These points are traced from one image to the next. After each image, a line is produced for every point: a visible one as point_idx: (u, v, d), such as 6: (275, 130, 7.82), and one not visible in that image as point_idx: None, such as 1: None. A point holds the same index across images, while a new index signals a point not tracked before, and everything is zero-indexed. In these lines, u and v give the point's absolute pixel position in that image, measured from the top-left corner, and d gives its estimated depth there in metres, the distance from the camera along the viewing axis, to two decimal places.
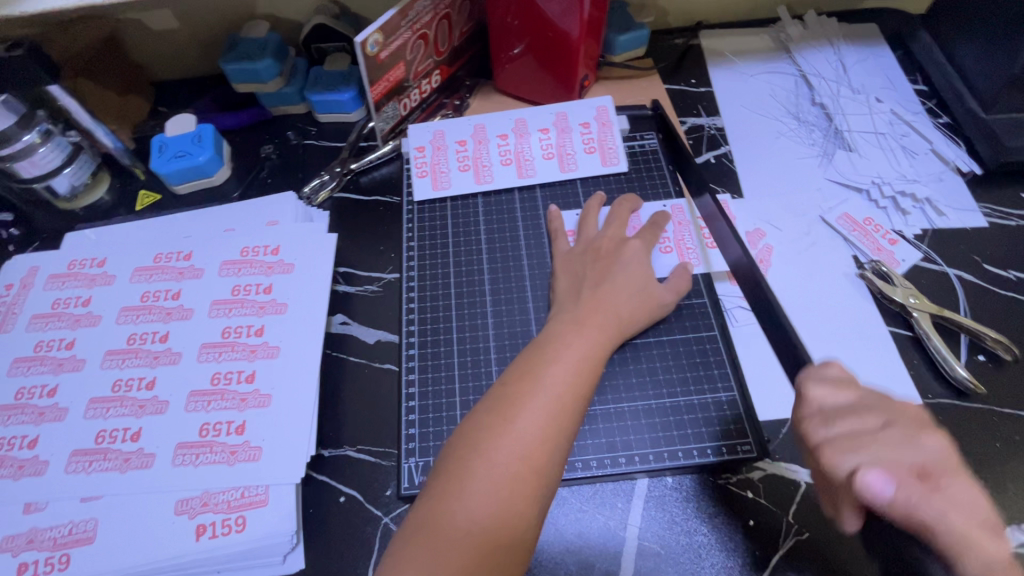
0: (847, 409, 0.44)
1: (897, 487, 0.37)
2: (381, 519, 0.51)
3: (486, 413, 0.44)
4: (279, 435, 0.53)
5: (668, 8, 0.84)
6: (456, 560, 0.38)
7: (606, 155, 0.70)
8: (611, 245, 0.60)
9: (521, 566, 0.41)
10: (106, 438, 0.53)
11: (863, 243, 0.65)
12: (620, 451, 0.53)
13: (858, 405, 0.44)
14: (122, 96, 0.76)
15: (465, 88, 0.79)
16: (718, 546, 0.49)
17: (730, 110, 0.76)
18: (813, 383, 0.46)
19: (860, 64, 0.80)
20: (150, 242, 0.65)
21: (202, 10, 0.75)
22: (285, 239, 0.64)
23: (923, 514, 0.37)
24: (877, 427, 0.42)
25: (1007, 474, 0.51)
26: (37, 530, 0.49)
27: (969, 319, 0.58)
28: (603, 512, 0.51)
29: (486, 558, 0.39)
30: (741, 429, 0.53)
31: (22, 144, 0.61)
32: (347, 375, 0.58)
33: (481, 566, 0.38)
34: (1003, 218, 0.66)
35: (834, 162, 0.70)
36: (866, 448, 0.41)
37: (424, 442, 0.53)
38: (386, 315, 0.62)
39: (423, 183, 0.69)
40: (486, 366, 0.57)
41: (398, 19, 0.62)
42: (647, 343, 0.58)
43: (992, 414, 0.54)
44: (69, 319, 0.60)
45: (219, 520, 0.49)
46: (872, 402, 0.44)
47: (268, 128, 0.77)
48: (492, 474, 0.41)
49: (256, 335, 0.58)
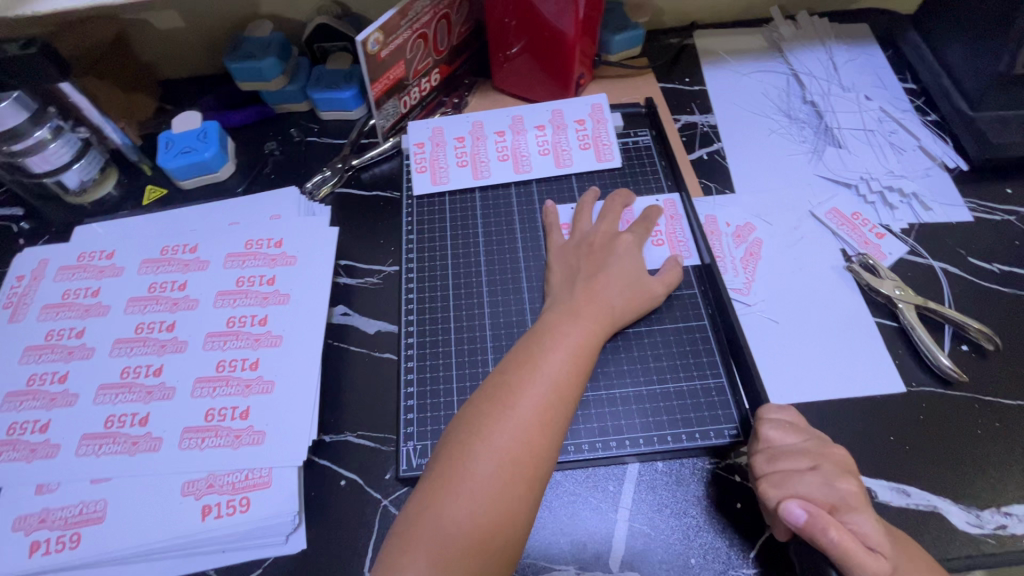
0: (787, 448, 0.47)
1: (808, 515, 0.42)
2: (381, 502, 0.53)
3: (486, 399, 0.46)
4: (281, 420, 0.55)
5: (663, 8, 0.85)
6: (459, 538, 0.40)
7: (601, 151, 0.72)
8: (605, 238, 0.61)
9: (521, 545, 0.42)
10: (115, 423, 0.55)
11: (851, 237, 0.66)
12: (612, 436, 0.54)
13: (798, 445, 0.48)
14: (127, 94, 0.78)
15: (464, 86, 0.81)
16: (706, 528, 0.51)
17: (723, 108, 0.78)
18: (767, 422, 0.50)
19: (851, 63, 0.81)
20: (156, 235, 0.67)
21: (207, 10, 0.77)
22: (288, 232, 0.66)
23: (826, 538, 0.42)
24: (806, 468, 0.46)
25: (987, 459, 0.53)
26: (49, 510, 0.51)
27: (953, 310, 0.60)
28: (595, 495, 0.53)
29: (486, 536, 0.40)
30: (729, 415, 0.55)
31: (35, 140, 0.63)
32: (348, 363, 0.60)
33: (483, 544, 0.40)
34: (988, 212, 0.68)
35: (823, 158, 0.72)
36: (791, 485, 0.46)
37: (422, 428, 0.55)
38: (386, 305, 0.64)
39: (422, 178, 0.71)
40: (483, 355, 0.59)
41: (398, 19, 0.64)
42: (639, 333, 0.60)
43: (973, 401, 0.55)
44: (79, 308, 0.62)
45: (224, 501, 0.51)
46: (810, 445, 0.48)
47: (272, 125, 0.79)
48: (493, 457, 0.43)
49: (260, 325, 0.60)
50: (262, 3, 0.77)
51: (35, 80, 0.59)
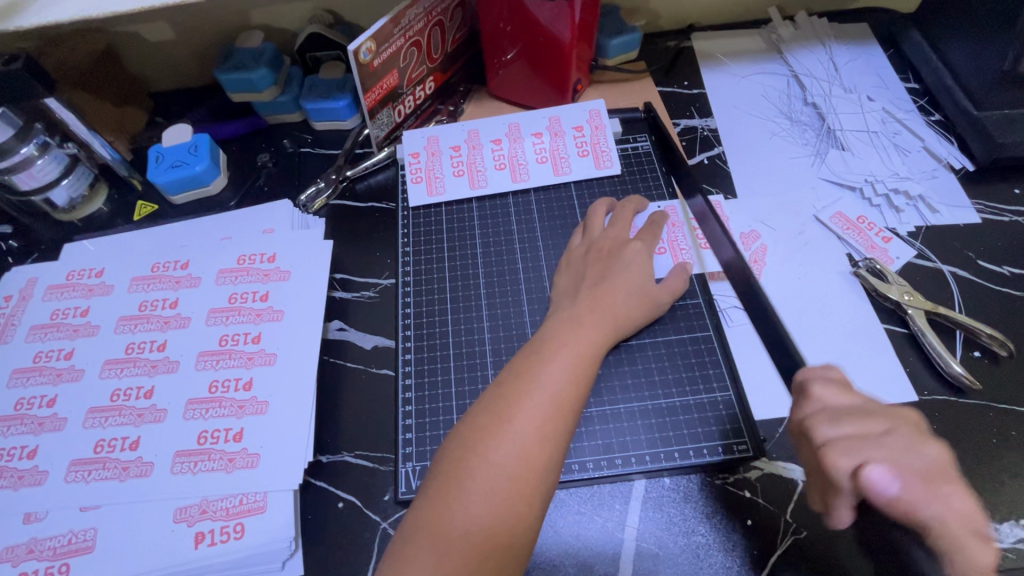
0: (851, 411, 0.42)
1: (900, 486, 0.37)
2: (380, 525, 0.51)
3: (483, 412, 0.44)
4: (276, 442, 0.53)
5: (659, 11, 0.84)
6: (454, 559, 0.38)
7: (599, 158, 0.70)
8: (613, 245, 0.59)
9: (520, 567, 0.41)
10: (105, 447, 0.53)
11: (857, 241, 0.65)
12: (617, 452, 0.53)
13: (863, 408, 0.42)
14: (119, 107, 0.76)
15: (459, 94, 0.79)
16: (716, 547, 0.49)
17: (723, 112, 0.77)
18: (819, 384, 0.46)
19: (852, 63, 0.80)
20: (147, 251, 0.66)
21: (197, 20, 0.76)
22: (281, 246, 0.65)
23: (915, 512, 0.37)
24: (881, 432, 0.41)
25: (1005, 470, 0.51)
26: (36, 540, 0.49)
27: (965, 316, 0.58)
28: (600, 514, 0.51)
29: (483, 560, 0.39)
30: (736, 429, 0.53)
31: (21, 157, 0.62)
32: (345, 381, 0.59)
33: (479, 567, 0.38)
34: (996, 214, 0.67)
35: (826, 161, 0.71)
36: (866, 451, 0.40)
37: (421, 447, 0.53)
38: (383, 320, 0.62)
39: (417, 189, 0.69)
40: (482, 370, 0.57)
41: (390, 27, 0.63)
42: (641, 344, 0.58)
43: (988, 411, 0.54)
44: (68, 329, 0.60)
45: (218, 527, 0.50)
46: (876, 405, 0.43)
47: (265, 137, 0.78)
48: (490, 474, 0.41)
49: (254, 343, 0.58)
50: (253, 13, 0.76)
51: (19, 97, 0.58)
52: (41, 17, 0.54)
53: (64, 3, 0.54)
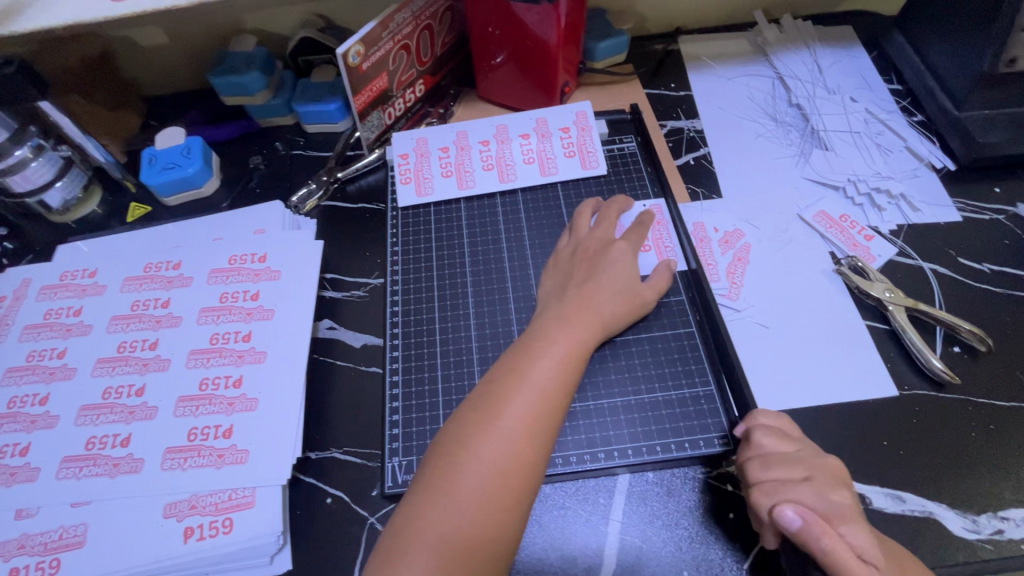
0: (780, 456, 0.47)
1: (803, 520, 0.41)
2: (367, 520, 0.51)
3: (473, 409, 0.45)
4: (265, 438, 0.54)
5: (646, 15, 0.85)
6: (441, 553, 0.39)
7: (586, 159, 0.71)
8: (599, 244, 0.60)
9: (506, 560, 0.41)
10: (96, 444, 0.54)
11: (840, 239, 0.66)
12: (601, 447, 0.54)
13: (789, 454, 0.47)
14: (113, 110, 0.77)
15: (449, 96, 0.80)
16: (698, 539, 0.50)
17: (709, 113, 0.78)
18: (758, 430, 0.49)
19: (836, 65, 0.81)
20: (140, 251, 0.67)
21: (190, 25, 0.77)
22: (272, 246, 0.66)
23: (818, 548, 0.41)
24: (800, 478, 0.45)
25: (983, 462, 0.52)
26: (28, 535, 0.50)
27: (945, 312, 0.59)
28: (585, 508, 0.52)
29: (470, 550, 0.39)
30: (718, 423, 0.54)
31: (16, 158, 0.63)
32: (334, 379, 0.59)
33: (466, 560, 0.39)
34: (977, 212, 0.68)
35: (810, 161, 0.72)
36: (784, 492, 0.45)
37: (408, 443, 0.54)
38: (371, 318, 0.63)
39: (407, 190, 0.70)
40: (469, 366, 0.58)
41: (379, 31, 0.64)
42: (626, 341, 0.59)
43: (967, 405, 0.55)
44: (61, 328, 0.61)
45: (207, 522, 0.50)
46: (803, 453, 0.47)
47: (257, 139, 0.79)
48: (479, 469, 0.42)
49: (244, 341, 0.59)
50: (245, 18, 0.77)
51: (14, 100, 0.59)
52: (36, 23, 0.55)
53: (58, 9, 0.56)
